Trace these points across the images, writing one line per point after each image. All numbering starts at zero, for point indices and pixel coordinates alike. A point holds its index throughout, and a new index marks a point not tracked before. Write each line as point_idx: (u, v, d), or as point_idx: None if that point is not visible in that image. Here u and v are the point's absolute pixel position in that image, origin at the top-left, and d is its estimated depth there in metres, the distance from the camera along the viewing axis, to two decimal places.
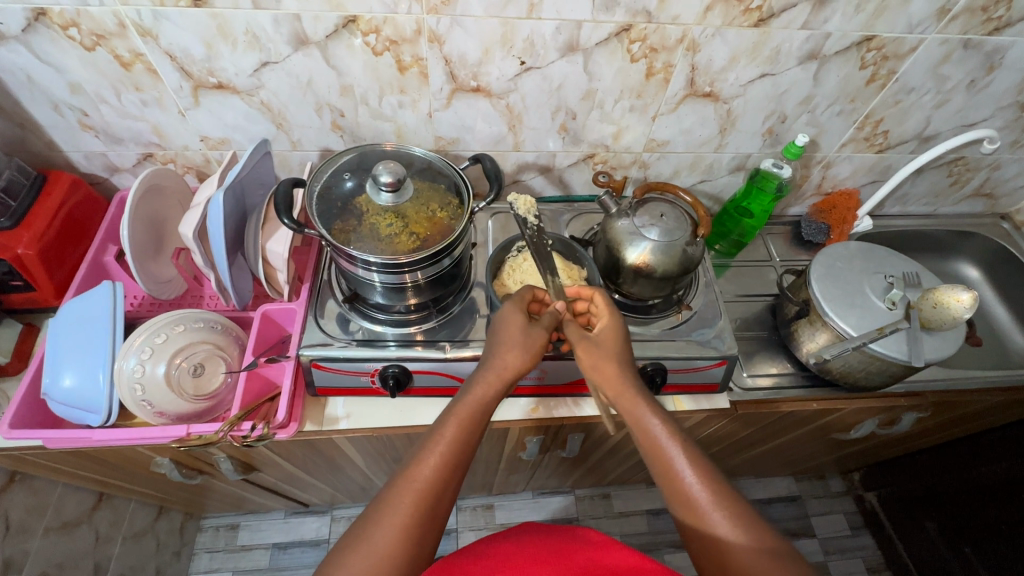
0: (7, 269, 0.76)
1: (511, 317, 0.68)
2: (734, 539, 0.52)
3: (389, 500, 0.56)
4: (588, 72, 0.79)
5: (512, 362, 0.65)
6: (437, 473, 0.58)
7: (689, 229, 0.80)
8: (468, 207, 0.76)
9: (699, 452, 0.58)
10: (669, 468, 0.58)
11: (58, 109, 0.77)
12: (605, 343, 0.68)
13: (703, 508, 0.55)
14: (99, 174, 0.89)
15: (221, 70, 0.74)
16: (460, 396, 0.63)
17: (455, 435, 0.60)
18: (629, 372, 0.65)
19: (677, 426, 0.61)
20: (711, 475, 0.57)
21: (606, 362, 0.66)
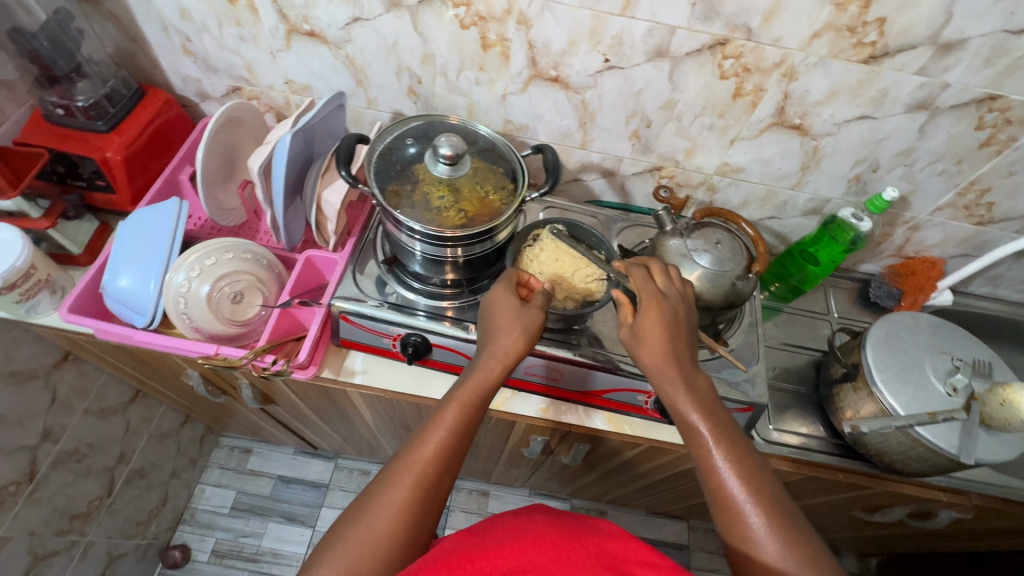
0: (96, 168, 0.82)
1: (504, 301, 0.68)
2: (761, 537, 0.52)
3: (394, 480, 0.57)
4: (672, 81, 0.76)
5: (513, 343, 0.65)
6: (440, 456, 0.59)
7: (743, 263, 0.76)
8: (520, 195, 0.75)
9: (733, 447, 0.58)
10: (707, 463, 0.58)
11: (166, 30, 0.82)
12: (649, 337, 0.64)
13: (750, 529, 0.52)
14: (191, 98, 0.95)
15: (315, 19, 0.77)
16: (462, 381, 0.64)
17: (458, 417, 0.62)
18: (673, 357, 0.63)
19: (729, 435, 0.59)
20: (761, 494, 0.54)
21: (653, 343, 0.63)
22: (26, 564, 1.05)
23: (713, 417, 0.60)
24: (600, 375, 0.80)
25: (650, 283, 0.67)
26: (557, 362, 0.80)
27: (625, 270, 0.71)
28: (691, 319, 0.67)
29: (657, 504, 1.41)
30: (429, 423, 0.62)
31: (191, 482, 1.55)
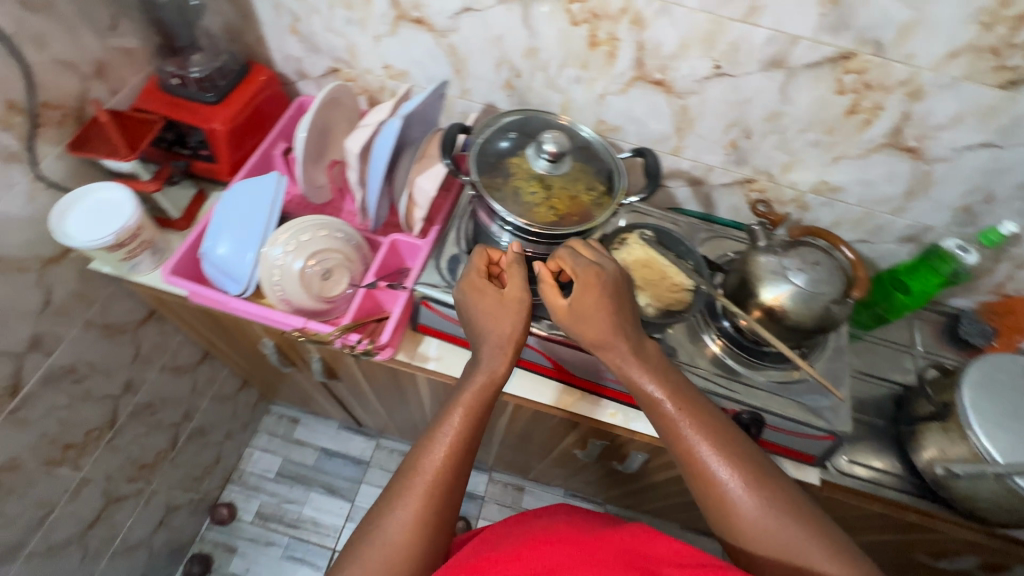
0: (202, 138, 0.85)
1: (481, 285, 0.70)
2: (746, 504, 0.55)
3: (404, 490, 0.59)
4: (783, 93, 0.74)
5: (503, 334, 0.67)
6: (446, 464, 0.60)
7: (840, 287, 0.73)
8: (614, 200, 0.75)
9: (709, 429, 0.60)
10: (681, 442, 0.60)
11: (279, 10, 0.85)
12: (585, 312, 0.65)
13: (748, 511, 0.54)
14: (289, 76, 0.98)
15: (426, 7, 0.77)
16: (462, 386, 0.66)
17: (463, 423, 0.64)
18: (618, 335, 0.65)
19: (712, 425, 0.61)
20: (751, 477, 0.56)
21: (589, 322, 0.65)
22: (100, 506, 1.09)
23: (682, 398, 0.63)
24: None
25: (579, 258, 0.67)
26: None
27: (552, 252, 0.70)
28: (629, 288, 0.69)
29: (697, 520, 1.38)
30: (434, 431, 0.63)
31: (241, 445, 1.61)
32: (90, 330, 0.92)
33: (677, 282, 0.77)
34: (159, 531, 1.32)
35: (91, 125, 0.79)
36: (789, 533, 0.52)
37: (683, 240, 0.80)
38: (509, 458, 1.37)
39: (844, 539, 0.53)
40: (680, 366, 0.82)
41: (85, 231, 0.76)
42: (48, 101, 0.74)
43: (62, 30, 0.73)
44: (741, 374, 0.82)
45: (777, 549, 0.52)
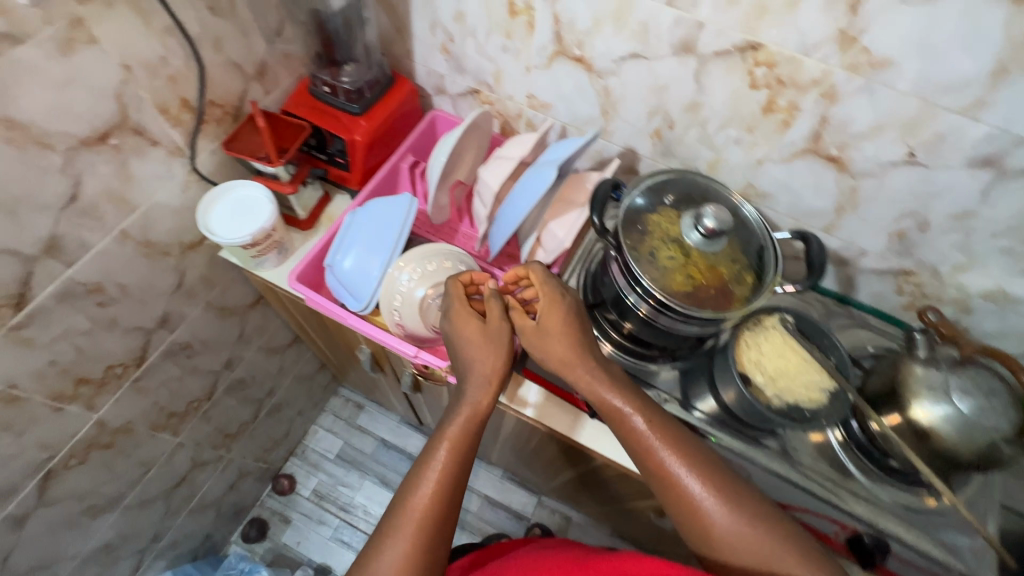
0: (342, 148, 0.86)
1: (460, 312, 0.71)
2: (716, 512, 0.54)
3: (395, 530, 0.55)
4: (984, 194, 0.65)
5: (493, 365, 0.67)
6: (435, 497, 0.57)
7: (1011, 423, 0.64)
8: (768, 285, 0.69)
9: (673, 442, 0.60)
10: (652, 459, 0.59)
11: (434, 28, 0.84)
12: (553, 331, 0.68)
13: (732, 531, 0.53)
14: (426, 90, 0.97)
15: (590, 47, 0.73)
16: (446, 420, 0.64)
17: (452, 451, 0.61)
18: (581, 354, 0.66)
19: (677, 437, 0.61)
20: (722, 490, 0.56)
21: (557, 340, 0.67)
22: (186, 468, 1.16)
23: (647, 412, 0.63)
24: (787, 489, 0.75)
25: (550, 277, 0.71)
26: (749, 461, 0.75)
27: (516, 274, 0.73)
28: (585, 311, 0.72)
29: None
30: (419, 467, 0.61)
31: (308, 422, 1.67)
32: (208, 311, 0.96)
33: (816, 380, 0.70)
34: (228, 493, 1.39)
35: (245, 124, 0.81)
36: (773, 546, 0.51)
37: (829, 334, 0.73)
38: (567, 495, 1.33)
39: (813, 543, 0.53)
40: (798, 469, 0.75)
41: (227, 228, 0.79)
42: (213, 99, 0.76)
43: (237, 33, 0.75)
44: (863, 484, 0.75)
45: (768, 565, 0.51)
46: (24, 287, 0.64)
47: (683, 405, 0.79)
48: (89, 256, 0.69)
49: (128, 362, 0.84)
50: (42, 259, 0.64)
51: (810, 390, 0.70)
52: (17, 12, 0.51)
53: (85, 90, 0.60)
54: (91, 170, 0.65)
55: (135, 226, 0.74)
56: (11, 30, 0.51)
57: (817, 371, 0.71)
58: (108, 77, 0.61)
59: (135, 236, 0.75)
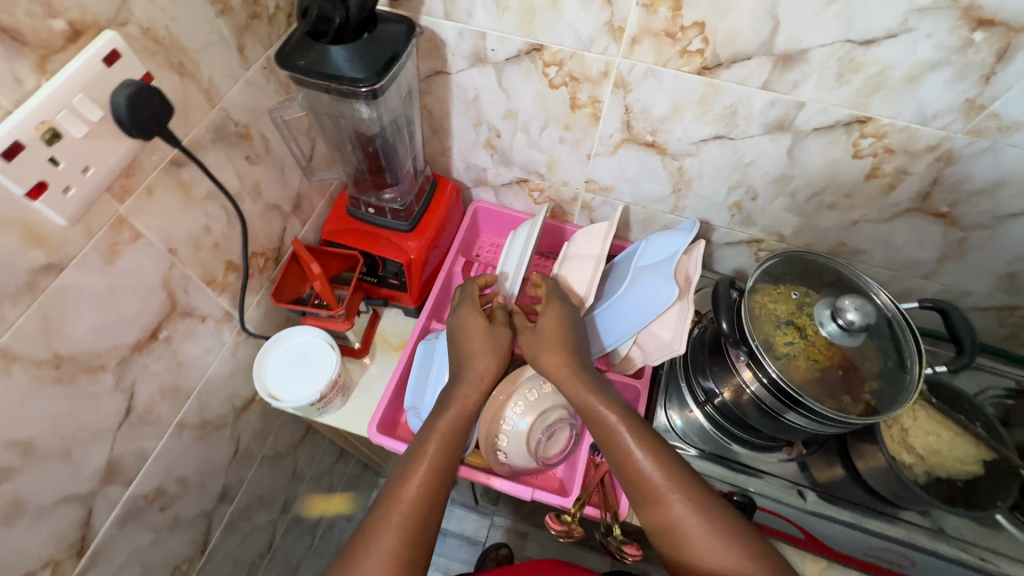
0: (397, 270, 0.77)
1: (466, 313, 0.66)
2: (691, 520, 0.51)
3: (379, 521, 0.51)
4: None
5: (488, 369, 0.62)
6: (423, 491, 0.53)
7: None
8: (916, 385, 0.62)
9: (655, 442, 0.55)
10: (634, 465, 0.54)
11: (478, 126, 0.77)
12: (549, 327, 0.64)
13: (708, 539, 0.49)
14: (465, 183, 0.90)
15: (665, 132, 0.67)
16: (435, 414, 0.59)
17: (440, 447, 0.57)
18: (575, 362, 0.61)
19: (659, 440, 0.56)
20: (704, 499, 0.52)
21: (554, 340, 0.62)
22: None
23: (635, 419, 0.57)
24: (949, 566, 0.67)
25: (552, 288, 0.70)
26: (914, 548, 0.67)
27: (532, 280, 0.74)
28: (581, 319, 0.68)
29: None
30: (405, 461, 0.56)
31: None
32: (263, 464, 0.86)
33: (967, 452, 0.66)
34: None
35: (290, 265, 0.72)
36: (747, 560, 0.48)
37: (968, 398, 0.70)
38: None
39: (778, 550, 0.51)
40: (952, 541, 0.67)
41: (291, 385, 0.70)
42: (255, 249, 0.67)
43: (274, 174, 0.66)
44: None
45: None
46: (85, 528, 0.53)
47: (822, 494, 0.71)
48: (148, 465, 0.59)
49: (193, 554, 0.73)
50: (102, 490, 0.54)
51: (962, 462, 0.66)
52: (57, 238, 0.42)
53: (132, 293, 0.50)
54: (144, 374, 0.55)
55: (189, 412, 0.64)
56: (51, 259, 0.42)
57: (969, 445, 0.67)
58: (153, 269, 0.52)
59: (191, 421, 0.65)
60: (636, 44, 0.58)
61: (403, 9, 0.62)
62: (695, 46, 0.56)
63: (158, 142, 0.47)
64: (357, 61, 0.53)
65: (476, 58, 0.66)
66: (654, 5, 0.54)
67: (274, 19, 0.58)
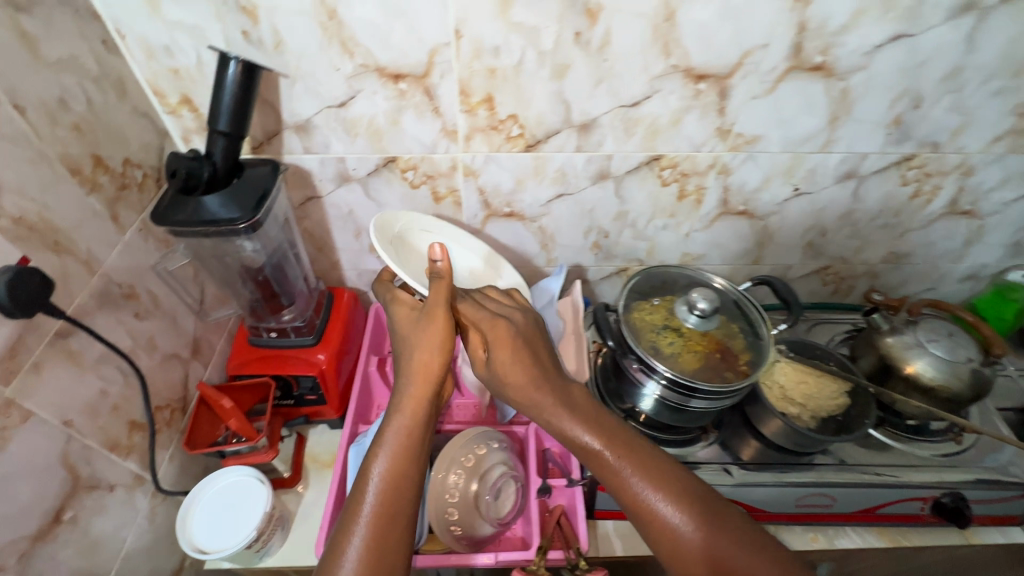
0: (312, 384, 0.79)
1: (406, 335, 0.62)
2: (671, 516, 0.51)
3: None
4: (855, 196, 0.82)
5: (428, 373, 0.59)
6: (372, 549, 0.48)
7: (977, 349, 0.77)
8: (766, 340, 0.76)
9: (626, 448, 0.56)
10: (614, 480, 0.54)
11: (359, 235, 0.85)
12: (501, 339, 0.61)
13: (683, 531, 0.50)
14: (361, 287, 0.95)
15: (518, 201, 0.80)
16: (379, 460, 0.54)
17: (388, 497, 0.51)
18: (538, 372, 0.60)
19: (629, 443, 0.56)
20: (680, 494, 0.52)
21: (520, 363, 0.60)
22: None
23: (605, 427, 0.57)
24: (866, 492, 0.76)
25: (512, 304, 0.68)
26: (830, 485, 0.76)
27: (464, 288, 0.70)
28: (542, 328, 0.66)
29: None
30: (347, 523, 0.50)
31: None
32: None
33: (832, 390, 0.79)
34: None
35: (199, 410, 0.71)
36: (727, 546, 0.49)
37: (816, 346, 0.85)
38: None
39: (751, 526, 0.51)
40: (855, 468, 0.79)
41: (219, 534, 0.66)
42: (159, 402, 0.66)
43: (167, 324, 0.68)
44: (906, 455, 0.81)
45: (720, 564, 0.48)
46: None
47: (742, 465, 0.79)
48: None
49: None
50: None
51: (830, 397, 0.79)
52: None
53: (29, 477, 0.48)
54: (51, 566, 0.51)
55: None
56: None
57: (830, 384, 0.80)
58: (49, 446, 0.51)
59: None
60: (470, 139, 0.71)
61: (267, 154, 0.71)
62: (515, 132, 0.70)
63: (42, 318, 0.49)
64: (230, 203, 0.60)
65: (341, 178, 0.76)
66: (473, 109, 0.67)
67: (143, 186, 0.63)
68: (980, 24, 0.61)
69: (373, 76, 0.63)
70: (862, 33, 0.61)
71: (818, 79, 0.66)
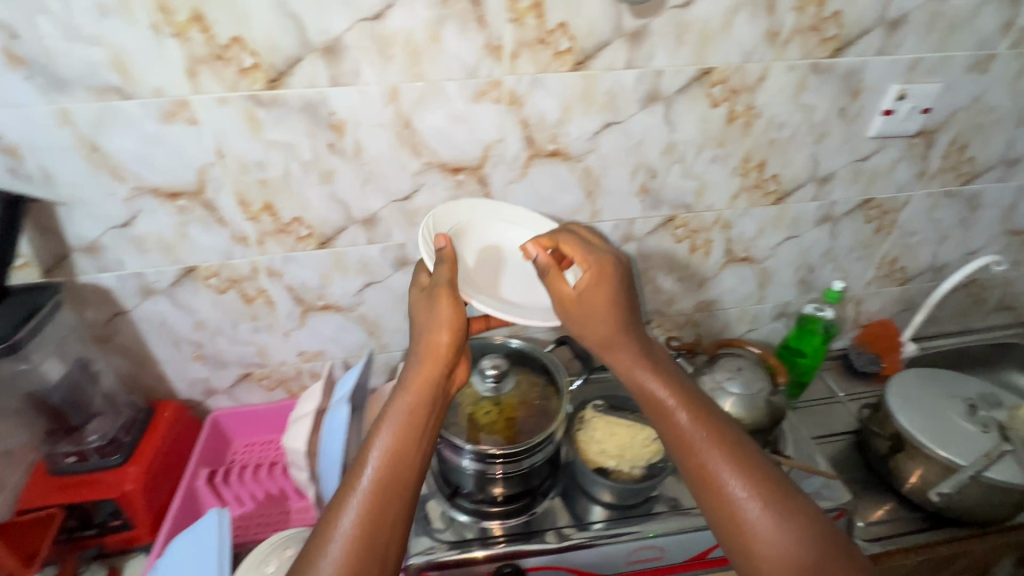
0: (113, 508, 0.75)
1: (417, 308, 0.63)
2: (753, 510, 0.52)
3: (322, 555, 0.48)
4: (641, 256, 0.92)
5: (437, 351, 0.60)
6: (372, 519, 0.50)
7: (767, 378, 0.85)
8: (564, 390, 0.80)
9: (714, 434, 0.57)
10: (694, 458, 0.56)
11: (178, 345, 0.85)
12: (591, 300, 0.63)
13: (750, 520, 0.52)
14: (195, 398, 0.94)
15: (330, 294, 0.84)
16: (381, 428, 0.56)
17: (391, 472, 0.53)
18: (628, 336, 0.63)
19: (712, 427, 0.58)
20: (761, 488, 0.53)
21: (598, 316, 0.63)
22: None
23: (686, 400, 0.60)
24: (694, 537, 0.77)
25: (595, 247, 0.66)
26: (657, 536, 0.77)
27: (551, 239, 0.69)
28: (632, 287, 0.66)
29: None
30: (350, 490, 0.52)
31: None
32: None
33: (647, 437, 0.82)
34: None
35: None
36: (799, 543, 0.50)
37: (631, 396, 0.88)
38: None
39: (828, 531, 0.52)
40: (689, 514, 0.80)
41: None
42: None
43: None
44: None
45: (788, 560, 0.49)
46: None
47: (580, 526, 0.79)
48: None
49: None
50: None
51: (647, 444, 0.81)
52: None
53: None
54: None
55: None
56: None
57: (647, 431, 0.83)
58: None
59: None
60: (264, 242, 0.76)
61: (58, 278, 0.73)
62: (304, 233, 0.76)
63: None
64: None
65: (144, 291, 0.78)
66: (256, 216, 0.73)
67: None
68: (669, 109, 0.74)
69: (150, 197, 0.69)
70: (577, 124, 0.73)
71: (559, 162, 0.76)
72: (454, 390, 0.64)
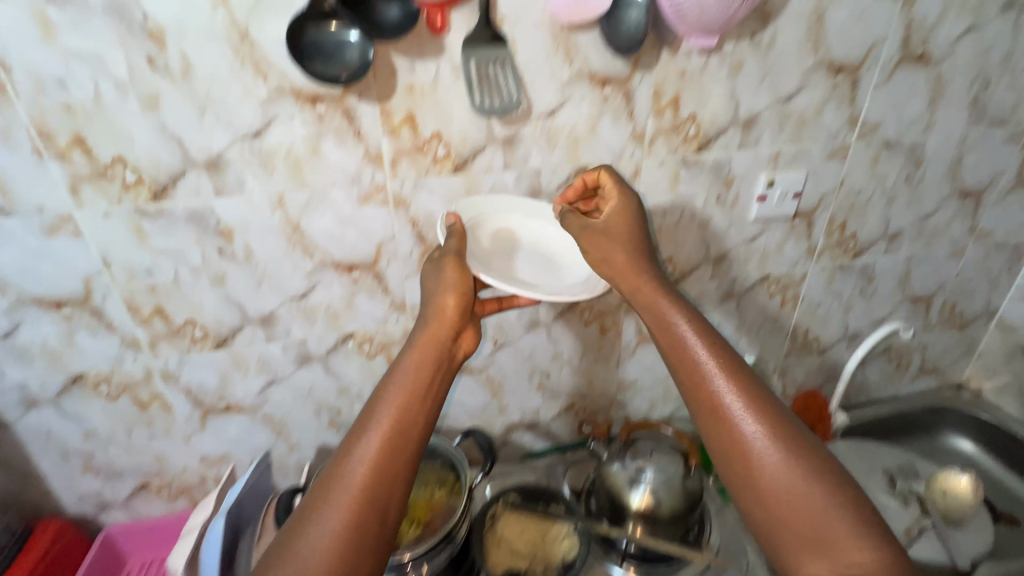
0: None
1: (431, 275, 0.65)
2: (760, 449, 0.51)
3: (324, 505, 0.49)
4: (552, 339, 0.92)
5: (444, 310, 0.61)
6: (375, 470, 0.50)
7: (681, 462, 0.83)
8: (466, 485, 0.78)
9: (729, 369, 0.55)
10: (703, 393, 0.55)
11: (66, 456, 0.81)
12: (610, 228, 0.67)
13: (756, 456, 0.51)
14: (88, 514, 0.87)
15: (231, 394, 0.82)
16: (390, 383, 0.56)
17: (395, 424, 0.53)
18: (643, 266, 0.64)
19: (728, 361, 0.56)
20: (769, 426, 0.52)
21: (613, 245, 0.66)
22: None
23: (705, 332, 0.58)
24: None
25: (625, 184, 0.70)
26: None
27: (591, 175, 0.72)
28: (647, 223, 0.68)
29: None
30: (355, 441, 0.52)
31: None
32: None
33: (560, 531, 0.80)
34: None
35: None
36: (802, 483, 0.49)
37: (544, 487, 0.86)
38: None
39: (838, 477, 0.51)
40: None
41: None
42: None
43: None
44: None
45: (791, 497, 0.49)
46: None
47: None
48: None
49: None
50: None
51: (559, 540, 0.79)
52: None
53: None
54: None
55: None
56: None
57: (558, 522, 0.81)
58: None
59: None
60: (157, 345, 0.75)
61: None
62: (199, 334, 0.76)
63: None
64: None
65: (27, 402, 0.75)
66: (148, 320, 0.73)
67: None
68: None
69: (33, 307, 0.69)
70: None
71: None
72: (465, 355, 0.63)
